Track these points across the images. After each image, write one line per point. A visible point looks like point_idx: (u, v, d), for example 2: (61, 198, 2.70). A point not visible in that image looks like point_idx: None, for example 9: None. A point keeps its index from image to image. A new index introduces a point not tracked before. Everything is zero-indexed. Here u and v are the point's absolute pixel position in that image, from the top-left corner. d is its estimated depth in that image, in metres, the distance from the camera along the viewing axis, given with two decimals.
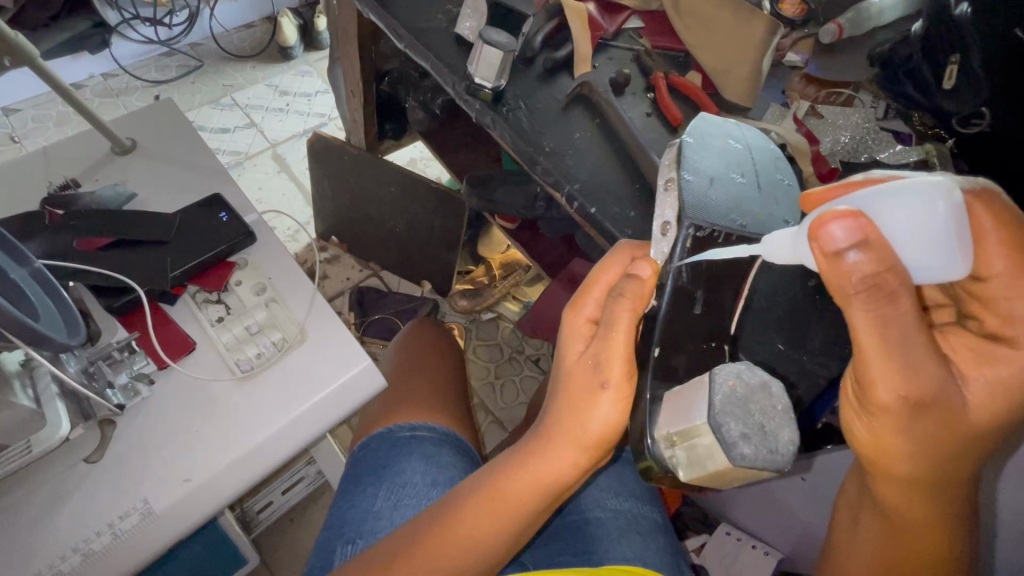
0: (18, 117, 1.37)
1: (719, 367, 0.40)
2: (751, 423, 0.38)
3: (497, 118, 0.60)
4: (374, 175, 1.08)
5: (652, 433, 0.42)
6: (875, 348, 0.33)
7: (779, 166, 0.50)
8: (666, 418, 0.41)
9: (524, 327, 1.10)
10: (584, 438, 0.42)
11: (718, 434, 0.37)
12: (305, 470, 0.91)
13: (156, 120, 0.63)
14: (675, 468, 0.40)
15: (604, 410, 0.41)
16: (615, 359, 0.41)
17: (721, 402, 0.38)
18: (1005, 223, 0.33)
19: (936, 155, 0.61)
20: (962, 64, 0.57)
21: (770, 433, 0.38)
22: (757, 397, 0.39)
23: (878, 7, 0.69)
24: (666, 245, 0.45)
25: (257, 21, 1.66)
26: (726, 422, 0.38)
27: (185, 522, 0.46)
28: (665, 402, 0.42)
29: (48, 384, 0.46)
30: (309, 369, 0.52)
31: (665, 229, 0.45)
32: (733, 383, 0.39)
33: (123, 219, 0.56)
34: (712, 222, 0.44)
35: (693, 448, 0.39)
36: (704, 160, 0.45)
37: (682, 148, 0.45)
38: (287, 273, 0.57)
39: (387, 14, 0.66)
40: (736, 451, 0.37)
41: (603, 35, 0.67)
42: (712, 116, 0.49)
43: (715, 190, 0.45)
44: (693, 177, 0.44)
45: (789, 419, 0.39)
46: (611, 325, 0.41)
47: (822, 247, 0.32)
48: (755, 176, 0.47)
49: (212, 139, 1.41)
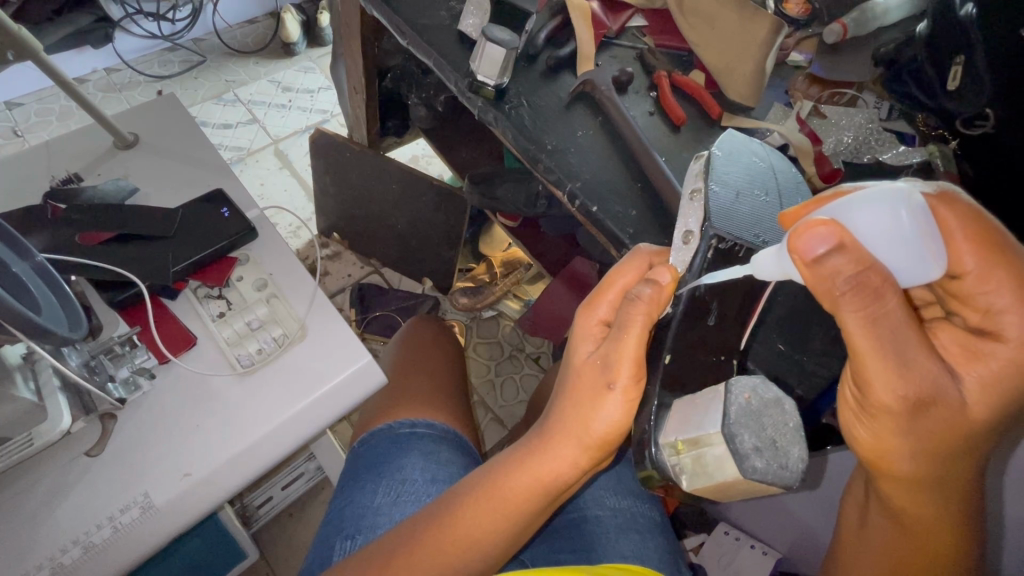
0: (21, 111, 1.38)
1: (735, 379, 0.40)
2: (764, 436, 0.38)
3: (499, 115, 0.60)
4: (376, 173, 1.07)
5: (657, 441, 0.42)
6: (869, 349, 0.33)
7: (802, 189, 0.49)
8: (673, 425, 0.42)
9: (524, 324, 1.10)
10: (589, 438, 0.41)
11: (731, 445, 0.37)
12: (305, 465, 0.91)
13: (158, 115, 0.63)
14: (678, 476, 0.41)
15: (609, 412, 0.41)
16: (625, 362, 0.40)
17: (735, 414, 0.38)
18: (967, 219, 0.33)
19: (939, 156, 0.62)
20: (967, 64, 0.57)
21: (782, 449, 0.38)
22: (770, 411, 0.39)
23: (883, 7, 0.68)
24: (688, 254, 0.45)
25: (260, 17, 1.66)
26: (740, 434, 0.38)
27: (184, 517, 0.47)
28: (675, 410, 0.43)
29: (50, 377, 0.46)
30: (310, 365, 0.52)
31: (687, 238, 0.45)
32: (749, 396, 0.39)
33: (124, 213, 0.56)
34: (735, 234, 0.44)
35: (701, 458, 0.39)
36: (732, 173, 0.46)
37: (711, 160, 0.46)
38: (288, 270, 0.58)
39: (390, 11, 0.66)
40: (748, 464, 0.37)
41: (606, 33, 0.67)
42: (739, 134, 0.50)
43: (741, 205, 0.45)
44: (719, 188, 0.45)
45: (801, 436, 0.39)
46: (625, 326, 0.41)
47: (800, 256, 0.32)
48: (779, 196, 0.47)
49: (214, 135, 1.41)
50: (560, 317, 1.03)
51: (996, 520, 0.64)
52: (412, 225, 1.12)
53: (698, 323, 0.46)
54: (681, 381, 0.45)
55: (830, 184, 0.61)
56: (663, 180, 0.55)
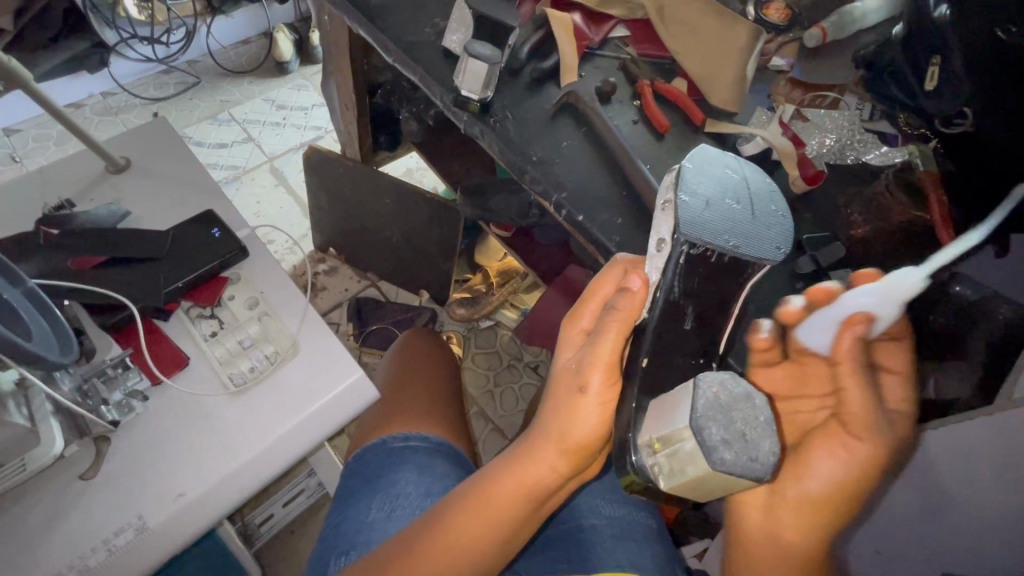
0: (19, 137, 1.39)
1: (702, 374, 0.40)
2: (733, 430, 0.38)
3: (484, 129, 0.61)
4: (370, 187, 1.08)
5: (636, 443, 0.43)
6: (857, 474, 0.41)
7: (779, 198, 0.46)
8: (649, 424, 0.42)
9: (521, 335, 1.13)
10: (568, 441, 0.41)
11: (697, 437, 0.38)
12: (306, 481, 0.92)
13: (150, 138, 0.64)
14: (657, 477, 0.41)
15: (586, 417, 0.41)
16: (599, 367, 0.41)
17: (702, 407, 0.39)
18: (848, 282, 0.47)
19: (918, 157, 0.60)
20: (943, 66, 0.57)
21: (752, 442, 0.38)
22: (740, 406, 0.39)
23: (861, 10, 0.69)
24: (660, 262, 0.46)
25: (253, 37, 1.68)
26: (707, 427, 0.38)
27: (178, 537, 0.47)
28: (652, 409, 0.43)
29: (43, 402, 0.46)
30: (302, 381, 0.52)
31: (660, 245, 0.46)
32: (717, 391, 0.39)
33: (117, 238, 0.56)
34: (706, 240, 0.44)
35: (676, 454, 0.39)
36: (703, 183, 0.45)
37: (681, 171, 0.45)
38: (279, 288, 0.58)
39: (376, 30, 0.67)
40: (716, 456, 0.37)
41: (589, 45, 0.68)
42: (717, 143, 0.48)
43: (711, 213, 0.44)
44: (689, 198, 0.44)
45: (773, 430, 0.39)
46: (602, 333, 0.42)
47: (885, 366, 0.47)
48: (751, 204, 0.45)
49: (210, 155, 1.42)
50: (555, 326, 1.04)
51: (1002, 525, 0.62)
52: (407, 239, 1.13)
53: (682, 330, 0.46)
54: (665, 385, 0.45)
55: (813, 186, 0.60)
56: (648, 188, 0.56)
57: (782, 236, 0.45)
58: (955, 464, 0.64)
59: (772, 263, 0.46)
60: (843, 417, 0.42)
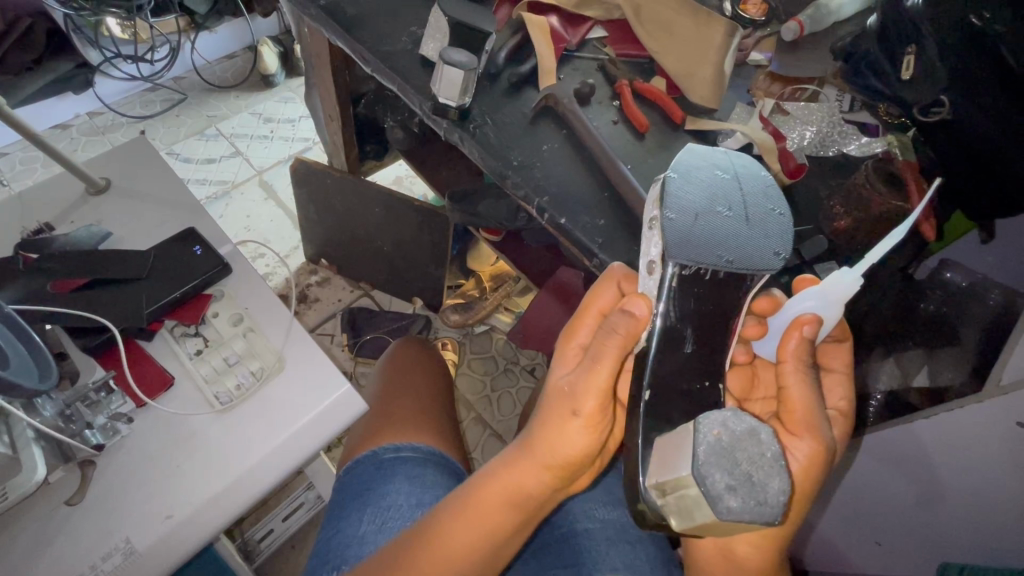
0: (5, 161, 1.39)
1: (704, 416, 0.40)
2: (738, 473, 0.38)
3: (464, 135, 0.61)
4: (359, 198, 1.07)
5: (643, 483, 0.42)
6: (802, 475, 0.44)
7: (771, 195, 0.45)
8: (655, 466, 0.42)
9: (514, 338, 1.14)
10: (554, 457, 0.42)
11: (703, 487, 0.37)
12: (305, 494, 0.91)
13: (129, 158, 0.63)
14: (668, 517, 0.40)
15: (574, 438, 0.41)
16: (592, 394, 0.40)
17: (705, 453, 0.38)
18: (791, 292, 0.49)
19: (898, 146, 0.62)
20: (918, 54, 0.58)
21: (760, 483, 0.38)
22: (745, 443, 0.39)
23: (835, 2, 0.70)
24: (653, 283, 0.45)
25: (238, 51, 1.68)
26: (711, 474, 0.38)
27: (166, 561, 0.46)
28: (658, 448, 0.42)
29: (24, 430, 0.46)
30: (287, 399, 0.52)
31: (651, 268, 0.45)
32: (719, 432, 0.39)
33: (97, 260, 0.56)
34: (697, 260, 0.43)
35: (684, 497, 0.39)
36: (690, 195, 0.43)
37: (665, 184, 0.43)
38: (263, 304, 0.58)
39: (353, 39, 0.67)
40: (723, 505, 0.37)
41: (566, 47, 0.69)
42: (699, 146, 0.47)
43: (701, 227, 0.43)
44: (675, 214, 0.43)
45: (780, 465, 0.38)
46: (598, 357, 0.41)
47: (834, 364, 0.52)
48: (743, 210, 0.43)
49: (199, 171, 1.42)
50: (546, 328, 1.06)
51: (1001, 517, 0.61)
52: (398, 247, 1.13)
53: (671, 332, 0.45)
54: (652, 389, 0.45)
55: (796, 179, 0.61)
56: (629, 188, 0.56)
57: (778, 239, 0.44)
58: (950, 451, 0.63)
59: (771, 270, 0.44)
60: (784, 417, 0.45)
